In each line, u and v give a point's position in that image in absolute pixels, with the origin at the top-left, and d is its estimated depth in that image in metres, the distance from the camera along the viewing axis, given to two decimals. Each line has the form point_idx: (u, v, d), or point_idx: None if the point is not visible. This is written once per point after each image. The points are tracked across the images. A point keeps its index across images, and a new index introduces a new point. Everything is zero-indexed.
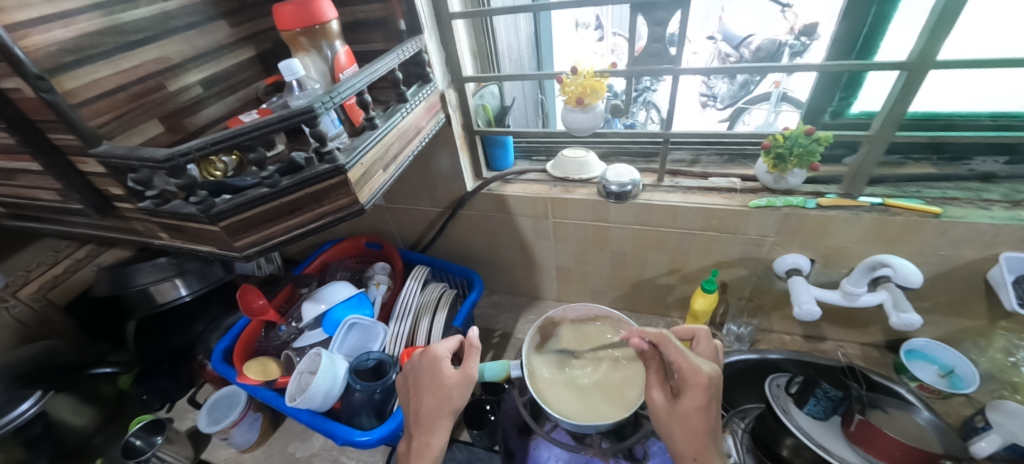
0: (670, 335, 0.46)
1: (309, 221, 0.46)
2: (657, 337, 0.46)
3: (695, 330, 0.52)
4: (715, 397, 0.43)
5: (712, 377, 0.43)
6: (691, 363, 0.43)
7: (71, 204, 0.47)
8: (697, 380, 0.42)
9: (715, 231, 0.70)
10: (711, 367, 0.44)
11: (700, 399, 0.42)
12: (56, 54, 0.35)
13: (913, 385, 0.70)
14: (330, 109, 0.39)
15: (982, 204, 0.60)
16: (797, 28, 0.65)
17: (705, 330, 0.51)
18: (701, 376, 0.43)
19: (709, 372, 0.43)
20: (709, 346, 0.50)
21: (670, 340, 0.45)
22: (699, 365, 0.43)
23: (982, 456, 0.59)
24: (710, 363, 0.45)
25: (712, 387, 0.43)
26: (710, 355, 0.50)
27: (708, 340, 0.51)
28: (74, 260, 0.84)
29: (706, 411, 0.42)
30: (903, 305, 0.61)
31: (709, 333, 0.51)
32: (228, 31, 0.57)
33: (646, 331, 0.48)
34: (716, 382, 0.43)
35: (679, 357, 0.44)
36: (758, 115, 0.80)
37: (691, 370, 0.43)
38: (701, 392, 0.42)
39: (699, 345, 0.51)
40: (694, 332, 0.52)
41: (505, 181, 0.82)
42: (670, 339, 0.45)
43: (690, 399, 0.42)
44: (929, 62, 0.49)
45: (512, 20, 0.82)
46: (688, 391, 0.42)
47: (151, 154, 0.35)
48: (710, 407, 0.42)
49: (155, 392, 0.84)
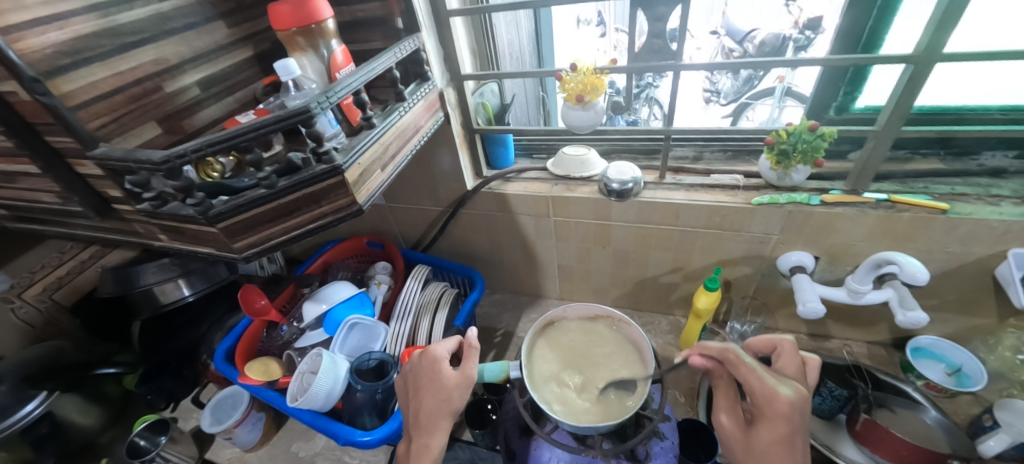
0: (743, 353, 0.44)
1: (308, 221, 0.46)
2: (725, 354, 0.45)
3: (777, 343, 0.50)
4: (802, 427, 0.39)
5: (795, 403, 0.39)
6: (765, 385, 0.41)
7: (72, 206, 0.47)
8: (775, 408, 0.39)
9: (718, 229, 0.70)
10: (795, 392, 0.40)
11: (780, 430, 0.39)
12: (53, 57, 0.35)
13: (919, 383, 0.68)
14: (327, 109, 0.39)
15: (991, 200, 0.59)
16: (802, 22, 0.64)
17: (790, 341, 0.49)
18: (780, 404, 0.39)
19: (791, 397, 0.40)
20: (794, 361, 0.47)
21: (738, 358, 0.44)
22: (777, 389, 0.40)
23: (990, 455, 0.58)
24: (793, 387, 0.41)
25: (795, 415, 0.39)
26: (796, 371, 0.47)
27: (795, 355, 0.48)
28: (79, 261, 0.83)
29: (791, 444, 0.38)
30: (909, 304, 0.61)
31: (795, 345, 0.48)
32: (226, 32, 0.57)
33: (708, 347, 0.49)
34: (803, 409, 0.39)
35: (751, 378, 0.42)
36: (762, 111, 0.79)
37: (766, 394, 0.40)
38: (781, 423, 0.39)
39: (782, 360, 0.48)
40: (776, 343, 0.50)
41: (506, 180, 0.81)
42: (740, 358, 0.44)
43: (766, 429, 0.39)
44: (937, 55, 0.48)
45: (513, 18, 0.81)
46: (766, 421, 0.40)
47: (148, 156, 0.35)
48: (795, 439, 0.38)
49: (161, 392, 0.82)
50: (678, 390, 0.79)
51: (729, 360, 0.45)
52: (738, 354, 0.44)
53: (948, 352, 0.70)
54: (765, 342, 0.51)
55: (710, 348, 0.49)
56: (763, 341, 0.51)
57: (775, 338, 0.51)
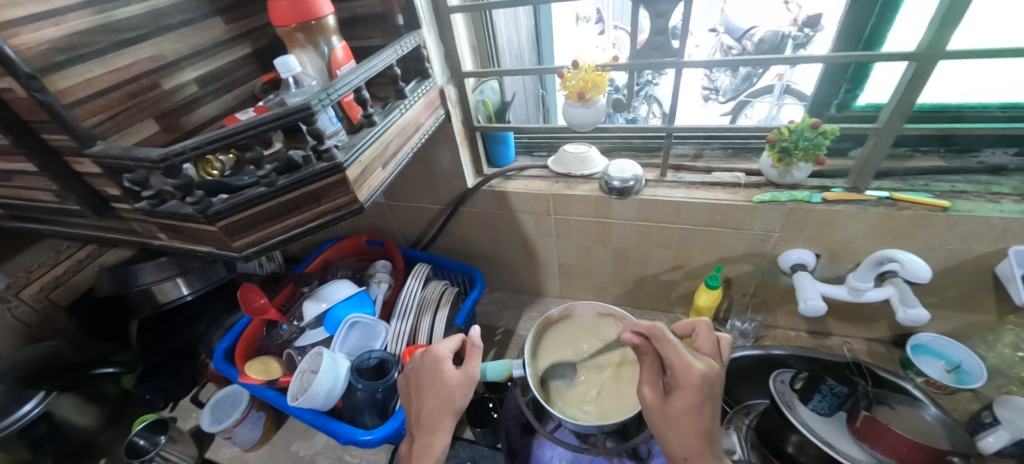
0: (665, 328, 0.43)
1: (308, 219, 0.46)
2: (650, 330, 0.43)
3: (696, 323, 0.49)
4: (711, 397, 0.39)
5: (707, 376, 0.39)
6: (682, 360, 0.40)
7: (68, 205, 0.47)
8: (688, 381, 0.39)
9: (719, 226, 0.70)
10: (708, 365, 0.40)
11: (691, 400, 0.39)
12: (48, 53, 0.34)
13: (918, 380, 0.69)
14: (327, 107, 0.38)
15: (991, 197, 0.59)
16: (800, 20, 0.64)
17: (706, 323, 0.48)
18: (692, 377, 0.39)
19: (703, 370, 0.39)
20: (710, 339, 0.46)
21: (663, 336, 0.42)
22: (692, 363, 0.39)
23: (990, 452, 0.59)
24: (707, 362, 0.41)
25: (706, 387, 0.39)
26: (711, 348, 0.46)
27: (710, 334, 0.47)
28: (76, 261, 0.83)
29: (700, 412, 0.38)
30: (910, 300, 0.60)
31: (711, 325, 0.48)
32: (224, 28, 0.56)
33: (639, 324, 0.45)
34: (714, 381, 0.39)
35: (671, 352, 0.41)
36: (761, 108, 0.80)
37: (681, 367, 0.39)
38: (692, 394, 0.38)
39: (699, 338, 0.47)
40: (694, 324, 0.49)
41: (506, 178, 0.80)
42: (662, 333, 0.42)
43: (679, 400, 0.39)
44: (939, 52, 0.47)
45: (513, 15, 0.80)
46: (679, 392, 0.39)
47: (146, 153, 0.35)
48: (704, 407, 0.39)
49: (160, 391, 0.82)
50: None
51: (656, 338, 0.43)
52: (663, 331, 0.42)
53: (947, 348, 0.71)
54: (686, 324, 0.51)
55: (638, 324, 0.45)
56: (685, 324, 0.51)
57: (694, 320, 0.50)
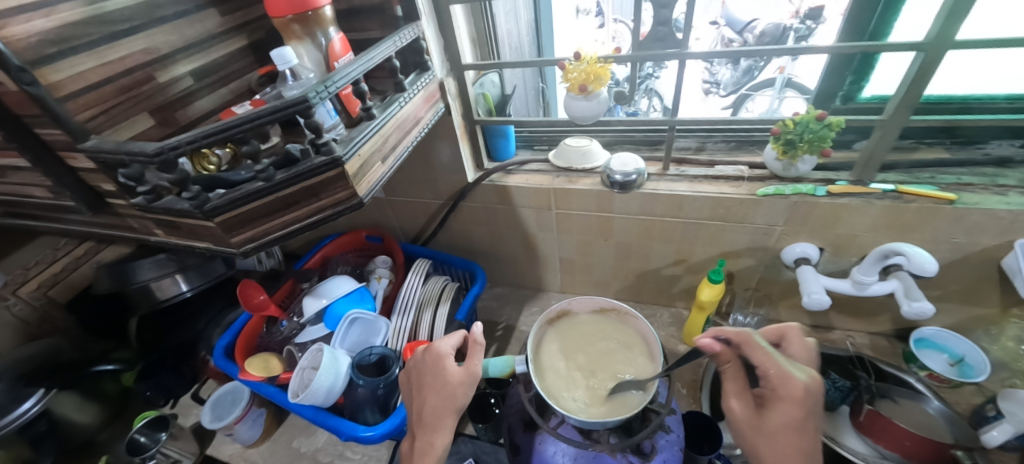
0: (760, 337, 0.44)
1: (306, 215, 0.45)
2: (740, 337, 0.45)
3: (785, 330, 0.49)
4: (814, 412, 0.39)
5: (809, 388, 0.40)
6: (781, 369, 0.41)
7: (63, 202, 0.46)
8: (789, 392, 0.40)
9: (722, 220, 0.69)
10: (809, 377, 0.41)
11: (791, 413, 0.39)
12: (39, 46, 0.33)
13: (921, 373, 0.69)
14: (325, 100, 0.37)
15: (998, 190, 0.58)
16: (802, 12, 0.63)
17: (797, 327, 0.48)
18: (794, 387, 0.40)
19: (805, 382, 0.40)
20: (804, 348, 0.47)
21: (754, 341, 0.43)
22: (793, 374, 0.40)
23: (993, 445, 0.58)
24: (807, 373, 0.41)
25: (810, 401, 0.39)
26: (807, 358, 0.47)
27: (803, 342, 0.48)
28: (74, 258, 0.82)
29: (803, 427, 0.39)
30: (914, 294, 0.60)
31: (802, 331, 0.48)
32: (219, 20, 0.55)
33: (727, 331, 0.46)
34: (816, 394, 0.40)
35: (769, 361, 0.42)
36: (762, 102, 0.77)
37: (781, 378, 0.41)
38: (792, 406, 0.39)
39: (791, 347, 0.48)
40: (783, 330, 0.49)
41: (507, 172, 0.80)
42: (755, 340, 0.43)
43: (779, 413, 0.40)
44: (948, 43, 0.46)
45: (512, 7, 0.78)
46: (778, 404, 0.40)
47: (140, 148, 0.34)
48: (804, 424, 0.39)
49: (159, 388, 0.83)
50: (681, 381, 0.80)
51: (749, 345, 0.44)
52: (755, 338, 0.44)
53: (950, 342, 0.70)
54: (771, 330, 0.50)
55: (725, 330, 0.46)
56: (772, 331, 0.51)
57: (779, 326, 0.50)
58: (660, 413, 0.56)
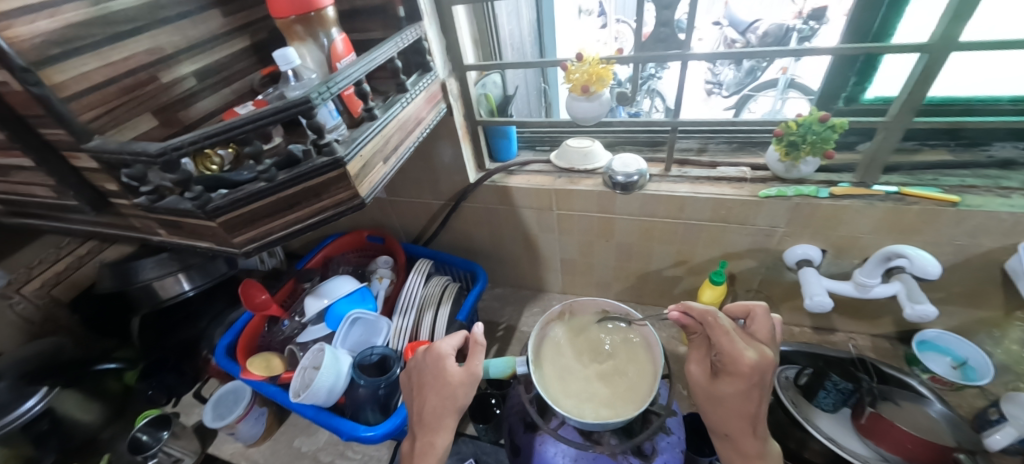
0: (720, 316, 0.46)
1: (309, 215, 0.45)
2: (702, 313, 0.47)
3: (751, 307, 0.49)
4: (761, 385, 0.42)
5: (758, 366, 0.42)
6: (732, 347, 0.43)
7: (66, 201, 0.46)
8: (737, 369, 0.42)
9: (724, 221, 0.69)
10: (760, 355, 0.42)
11: (738, 386, 0.42)
12: (42, 46, 0.33)
13: (924, 377, 0.69)
14: (327, 100, 0.37)
15: (1002, 192, 0.58)
16: (806, 12, 0.62)
17: (762, 306, 0.48)
18: (743, 365, 0.42)
19: (754, 360, 0.42)
20: (765, 326, 0.47)
21: (714, 320, 0.45)
22: (742, 352, 0.42)
23: (996, 449, 0.58)
24: (759, 351, 0.43)
25: (756, 375, 0.41)
26: (766, 334, 0.47)
27: (766, 319, 0.48)
28: (77, 257, 0.83)
29: (747, 397, 0.42)
30: (918, 296, 0.59)
31: (767, 309, 0.48)
32: (222, 20, 0.55)
33: (692, 307, 0.48)
34: (765, 370, 0.42)
35: (724, 339, 0.44)
36: (764, 103, 0.76)
37: (732, 356, 0.42)
38: (739, 380, 0.42)
39: (754, 323, 0.48)
40: (749, 308, 0.50)
41: (509, 173, 0.80)
42: (713, 318, 0.46)
43: (726, 384, 0.43)
44: (952, 44, 0.46)
45: (514, 7, 0.78)
46: (727, 377, 0.43)
47: (143, 148, 0.34)
48: (750, 394, 0.42)
49: (161, 387, 0.84)
50: (682, 383, 0.80)
51: (709, 323, 0.46)
52: (716, 317, 0.45)
53: (953, 344, 0.70)
54: (738, 307, 0.51)
55: (691, 308, 0.49)
56: (739, 307, 0.51)
57: (747, 303, 0.50)
58: (660, 415, 0.56)
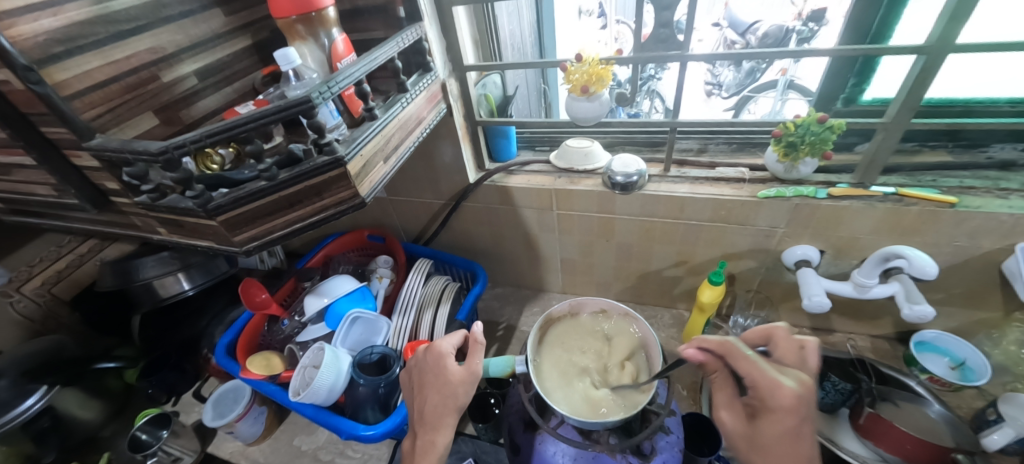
0: (742, 344, 0.41)
1: (310, 214, 0.45)
2: (723, 346, 0.42)
3: (770, 330, 0.47)
4: (809, 419, 0.37)
5: (800, 395, 0.37)
6: (768, 377, 0.38)
7: (68, 199, 0.46)
8: (780, 401, 0.37)
9: (724, 222, 0.69)
10: (798, 383, 0.38)
11: (787, 424, 0.36)
12: (46, 45, 0.33)
13: (922, 377, 0.69)
14: (328, 100, 0.38)
15: (1000, 193, 0.58)
16: (805, 13, 0.63)
17: (784, 327, 0.46)
18: (785, 396, 0.37)
19: (795, 389, 0.37)
20: (790, 347, 0.45)
21: (738, 350, 0.41)
22: (781, 381, 0.37)
23: (994, 449, 0.58)
24: (797, 378, 0.39)
25: (802, 407, 0.37)
26: (795, 358, 0.44)
27: (789, 339, 0.46)
28: (78, 255, 0.83)
29: (799, 436, 0.36)
30: (916, 297, 0.60)
31: (789, 329, 0.46)
32: (224, 20, 0.55)
33: (708, 342, 0.44)
34: (807, 400, 0.37)
35: (752, 369, 0.39)
36: (764, 104, 0.77)
37: (769, 387, 0.38)
38: (787, 417, 0.36)
39: (778, 348, 0.46)
40: (769, 331, 0.47)
41: (509, 173, 0.80)
42: (737, 348, 0.41)
43: (772, 424, 0.37)
44: (950, 46, 0.46)
45: (515, 8, 0.78)
46: (771, 414, 0.37)
47: (145, 146, 0.34)
48: (802, 431, 0.36)
49: (162, 385, 0.81)
50: (681, 383, 0.80)
51: (731, 354, 0.42)
52: (738, 347, 0.41)
53: (952, 345, 0.70)
54: (758, 332, 0.48)
55: (707, 340, 0.44)
56: (758, 333, 0.48)
57: (766, 327, 0.48)
58: (659, 414, 0.56)
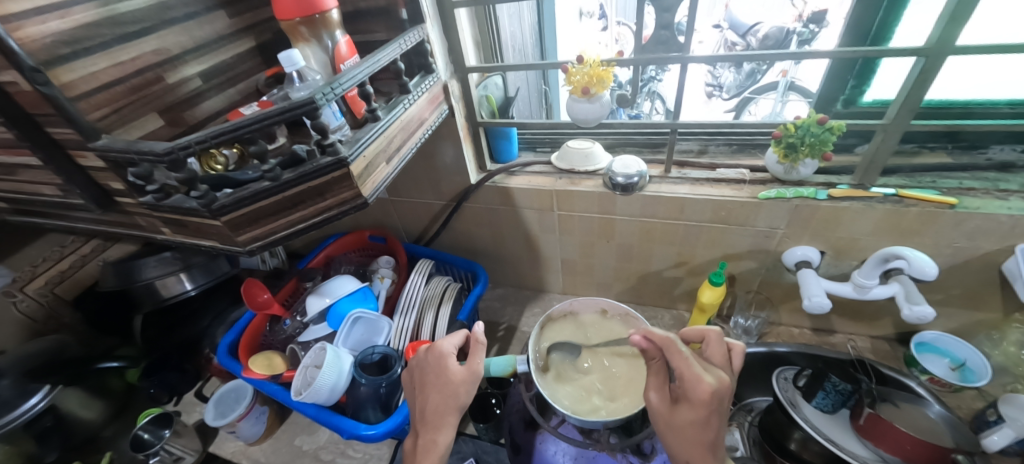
0: (678, 340, 0.43)
1: (313, 214, 0.45)
2: (662, 341, 0.44)
3: (706, 332, 0.49)
4: (719, 412, 0.40)
5: (717, 391, 0.39)
6: (693, 372, 0.40)
7: (73, 199, 0.47)
8: (698, 395, 0.40)
9: (724, 223, 0.69)
10: (717, 380, 0.41)
11: (698, 413, 0.40)
12: (53, 46, 0.34)
13: (922, 378, 0.70)
14: (331, 101, 0.38)
15: (999, 195, 0.58)
16: (805, 15, 0.63)
17: (717, 331, 0.48)
18: (703, 390, 0.39)
19: (713, 386, 0.40)
20: (721, 350, 0.47)
21: (674, 346, 0.42)
22: (702, 377, 0.40)
23: (993, 449, 0.58)
24: (717, 376, 0.41)
25: (715, 402, 0.39)
26: (723, 359, 0.46)
27: (720, 343, 0.47)
28: (81, 255, 0.83)
29: (707, 424, 0.40)
30: (916, 297, 0.60)
31: (722, 333, 0.48)
32: (227, 22, 0.56)
33: (652, 334, 0.45)
34: (722, 396, 0.40)
35: (681, 364, 0.42)
36: (765, 105, 0.79)
37: (692, 381, 0.40)
38: (699, 408, 0.39)
39: (709, 348, 0.47)
40: (704, 332, 0.49)
41: (510, 174, 0.80)
42: (674, 344, 0.43)
43: (687, 411, 0.40)
44: (949, 48, 0.47)
45: (516, 10, 0.79)
46: (687, 403, 0.40)
47: (151, 147, 0.35)
48: (711, 420, 0.40)
49: (163, 386, 0.82)
50: None
51: (668, 348, 0.43)
52: (675, 343, 0.43)
53: (952, 346, 0.71)
54: (694, 331, 0.50)
55: (653, 333, 0.45)
56: (694, 332, 0.50)
57: (704, 328, 0.50)
58: None
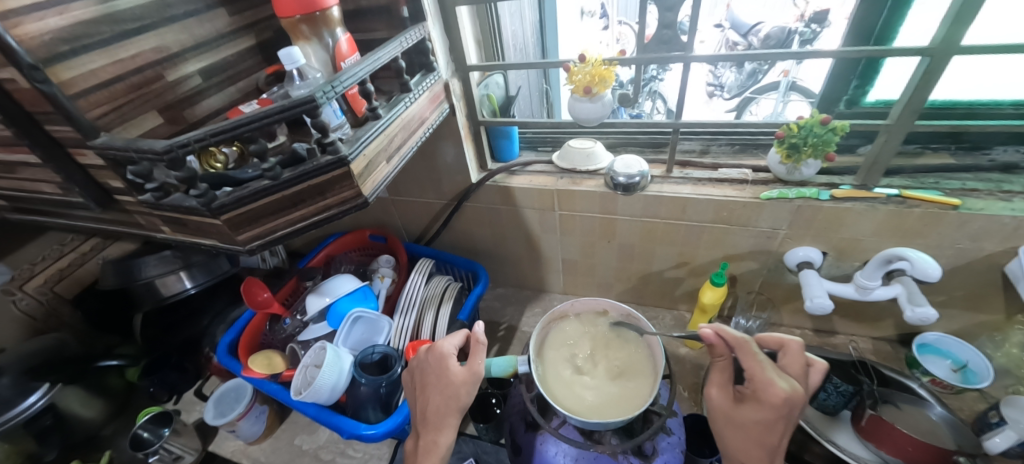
0: (753, 344, 0.45)
1: (313, 213, 0.45)
2: (737, 341, 0.45)
3: (784, 341, 0.48)
4: (787, 418, 0.40)
5: (790, 398, 0.40)
6: (766, 376, 0.42)
7: (72, 197, 0.46)
8: (768, 397, 0.40)
9: (726, 224, 0.69)
10: (792, 388, 0.41)
11: (764, 415, 0.41)
12: (52, 44, 0.34)
13: (925, 379, 0.69)
14: (332, 99, 0.37)
15: (1003, 196, 0.58)
16: (808, 15, 0.63)
17: (798, 342, 0.47)
18: (774, 394, 0.40)
19: (787, 392, 0.40)
20: (799, 362, 0.45)
21: (748, 348, 0.44)
22: (776, 381, 0.41)
23: (996, 452, 0.57)
24: (792, 384, 0.42)
25: (786, 408, 0.40)
26: (800, 372, 0.45)
27: (800, 355, 0.46)
28: (80, 254, 0.83)
29: (771, 427, 0.41)
30: (919, 299, 0.59)
31: (802, 346, 0.47)
32: (228, 20, 0.56)
33: (726, 332, 0.47)
34: (794, 404, 0.40)
35: (755, 366, 0.43)
36: (767, 105, 0.79)
37: (763, 383, 0.41)
38: (767, 410, 0.40)
39: (786, 358, 0.46)
40: (783, 342, 0.48)
41: (511, 173, 0.80)
42: (749, 347, 0.44)
43: (752, 411, 0.42)
44: (953, 48, 0.46)
45: (518, 9, 0.79)
46: (754, 403, 0.42)
47: (150, 145, 0.34)
48: (777, 425, 0.41)
49: (162, 385, 0.82)
50: (683, 384, 0.80)
51: (742, 349, 0.45)
52: (750, 345, 0.44)
53: (954, 348, 0.70)
54: (773, 339, 0.49)
55: (725, 333, 0.47)
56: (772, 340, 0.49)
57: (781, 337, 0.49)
58: (661, 415, 0.55)
